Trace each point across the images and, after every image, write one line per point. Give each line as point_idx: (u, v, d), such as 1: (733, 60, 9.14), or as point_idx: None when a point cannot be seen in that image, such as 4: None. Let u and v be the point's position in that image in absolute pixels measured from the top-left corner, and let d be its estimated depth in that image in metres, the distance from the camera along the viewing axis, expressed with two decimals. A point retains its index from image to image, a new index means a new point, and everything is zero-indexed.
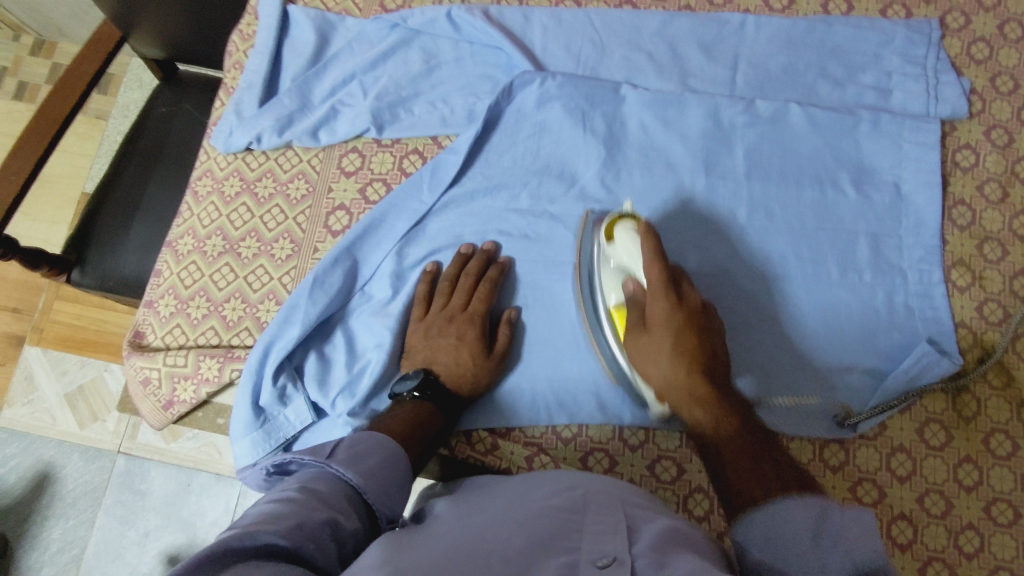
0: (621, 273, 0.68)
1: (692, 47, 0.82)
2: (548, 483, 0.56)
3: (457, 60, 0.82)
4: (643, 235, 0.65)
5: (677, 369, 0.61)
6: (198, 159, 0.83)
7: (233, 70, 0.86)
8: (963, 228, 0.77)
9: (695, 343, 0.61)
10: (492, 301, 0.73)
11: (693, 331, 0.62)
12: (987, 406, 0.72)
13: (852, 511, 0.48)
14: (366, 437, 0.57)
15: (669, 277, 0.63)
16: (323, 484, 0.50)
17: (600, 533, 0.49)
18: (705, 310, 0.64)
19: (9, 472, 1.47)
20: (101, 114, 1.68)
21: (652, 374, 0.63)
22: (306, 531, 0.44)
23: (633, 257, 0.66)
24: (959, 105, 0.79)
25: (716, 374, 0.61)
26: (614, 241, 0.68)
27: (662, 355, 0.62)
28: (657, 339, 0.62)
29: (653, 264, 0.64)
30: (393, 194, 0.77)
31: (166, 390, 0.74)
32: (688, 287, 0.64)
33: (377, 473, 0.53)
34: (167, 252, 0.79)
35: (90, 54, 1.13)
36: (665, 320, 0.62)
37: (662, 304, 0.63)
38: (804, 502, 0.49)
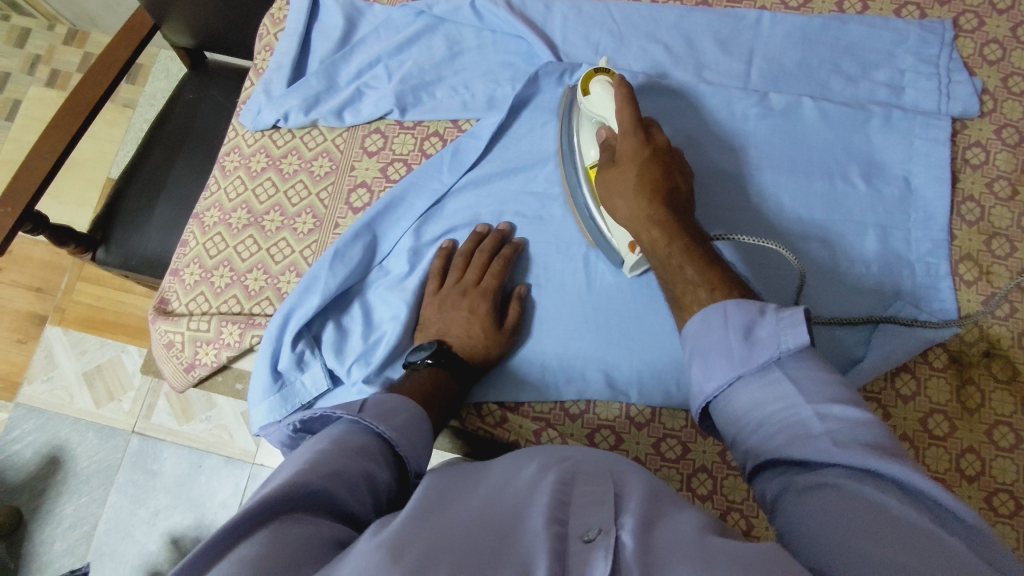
0: (596, 125, 0.72)
1: (708, 41, 0.84)
2: (541, 462, 0.53)
3: (479, 48, 0.85)
4: (618, 84, 0.67)
5: (635, 194, 0.64)
6: (227, 136, 0.86)
7: (263, 52, 0.89)
8: (971, 223, 0.78)
9: (656, 169, 0.64)
10: (506, 277, 0.75)
11: (658, 162, 0.65)
12: (992, 399, 0.73)
13: (786, 316, 0.49)
14: (392, 396, 0.59)
15: (640, 119, 0.66)
16: (357, 438, 0.52)
17: (588, 505, 0.45)
18: (671, 150, 0.67)
19: (26, 446, 1.50)
20: (129, 103, 1.72)
21: (613, 204, 0.67)
22: (344, 479, 0.47)
23: (604, 108, 0.69)
24: (969, 104, 0.80)
25: (674, 199, 0.64)
26: (590, 94, 0.71)
27: (627, 186, 0.64)
28: (624, 171, 0.65)
29: (625, 107, 0.66)
30: (414, 173, 0.79)
31: (189, 353, 0.77)
32: (657, 129, 0.67)
33: (406, 429, 0.55)
34: (194, 224, 0.82)
35: (124, 40, 1.18)
36: (633, 154, 0.65)
37: (633, 141, 0.66)
38: (738, 306, 0.52)
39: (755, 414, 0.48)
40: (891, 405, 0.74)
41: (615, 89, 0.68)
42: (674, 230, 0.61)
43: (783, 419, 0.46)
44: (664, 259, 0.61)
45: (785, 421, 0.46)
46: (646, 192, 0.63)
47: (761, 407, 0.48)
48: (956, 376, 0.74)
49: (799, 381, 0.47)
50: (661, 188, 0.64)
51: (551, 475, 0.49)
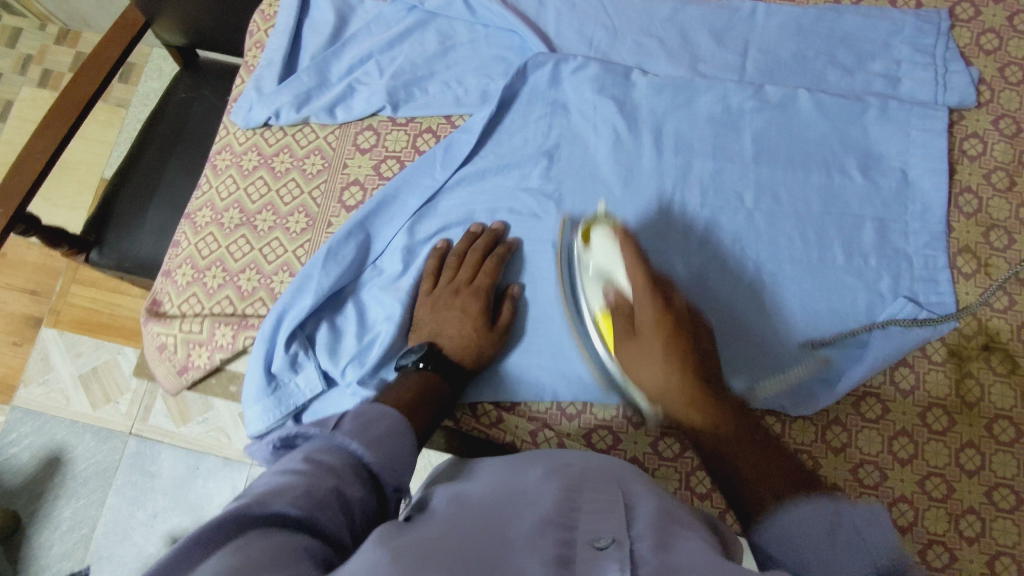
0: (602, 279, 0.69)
1: (703, 33, 0.83)
2: (547, 464, 0.58)
3: (471, 42, 0.84)
4: (621, 237, 0.67)
5: (669, 373, 0.62)
6: (218, 135, 0.85)
7: (253, 49, 0.88)
8: (969, 215, 0.78)
9: (682, 345, 0.63)
10: (498, 276, 0.74)
11: (682, 333, 0.64)
12: (991, 393, 0.73)
13: (860, 517, 0.50)
14: (373, 409, 0.59)
15: (653, 280, 0.66)
16: (331, 456, 0.52)
17: (597, 511, 0.49)
18: (690, 311, 0.66)
19: (22, 450, 1.49)
20: (122, 103, 1.71)
21: (643, 384, 0.65)
22: (313, 497, 0.46)
23: (611, 262, 0.68)
24: (967, 93, 0.79)
25: (705, 374, 0.63)
26: (592, 247, 0.70)
27: (656, 363, 0.63)
28: (649, 347, 0.64)
29: (636, 267, 0.66)
30: (407, 171, 0.78)
31: (182, 355, 0.76)
32: (674, 289, 0.67)
33: (383, 442, 0.55)
34: (186, 224, 0.81)
35: (114, 39, 1.16)
36: (654, 325, 0.64)
37: (652, 311, 0.64)
38: (817, 509, 0.51)
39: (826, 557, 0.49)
40: (890, 400, 0.73)
41: (621, 244, 0.67)
42: (713, 410, 0.61)
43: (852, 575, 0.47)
44: (715, 448, 0.59)
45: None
46: (677, 371, 0.62)
47: None
48: (956, 369, 0.74)
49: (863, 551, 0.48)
50: (691, 361, 0.63)
51: (559, 482, 0.53)
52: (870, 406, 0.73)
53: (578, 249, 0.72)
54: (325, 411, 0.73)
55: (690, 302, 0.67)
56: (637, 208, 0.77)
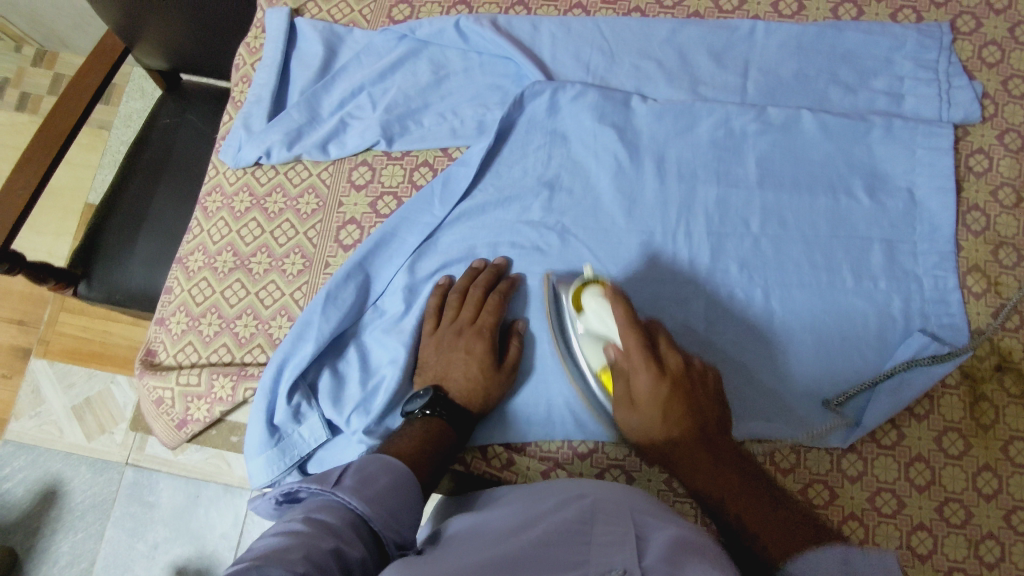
0: (601, 340, 0.67)
1: (702, 54, 0.81)
2: (558, 495, 0.56)
3: (465, 71, 0.81)
4: (613, 301, 0.64)
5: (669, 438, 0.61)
6: (208, 174, 0.82)
7: (240, 84, 0.85)
8: (978, 233, 0.77)
9: (681, 408, 0.60)
10: (502, 313, 0.72)
11: (680, 397, 0.60)
12: (1006, 414, 0.72)
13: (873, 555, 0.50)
14: (372, 460, 0.58)
15: (647, 344, 0.62)
16: (329, 514, 0.50)
17: (608, 544, 0.48)
18: (687, 368, 0.63)
19: (17, 485, 1.46)
20: (104, 125, 1.67)
21: (642, 440, 0.63)
22: (311, 560, 0.44)
23: (605, 325, 0.65)
24: (971, 109, 0.78)
25: (704, 432, 0.60)
26: (585, 311, 0.67)
27: (655, 425, 0.61)
28: (645, 409, 0.61)
29: (629, 331, 0.62)
30: (405, 207, 0.76)
31: (180, 409, 0.74)
32: (668, 348, 0.63)
33: (383, 498, 0.54)
34: (177, 269, 0.79)
35: (94, 67, 1.13)
36: (649, 392, 0.61)
37: (645, 377, 0.61)
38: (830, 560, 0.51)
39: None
40: (905, 426, 0.72)
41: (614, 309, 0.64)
42: (713, 474, 0.58)
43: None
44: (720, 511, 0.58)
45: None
46: (677, 433, 0.60)
47: None
48: (969, 392, 0.73)
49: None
50: (690, 425, 0.60)
51: (570, 513, 0.52)
52: (886, 432, 0.72)
53: (572, 318, 0.69)
54: (331, 461, 0.71)
55: (684, 358, 0.63)
56: (642, 238, 0.75)
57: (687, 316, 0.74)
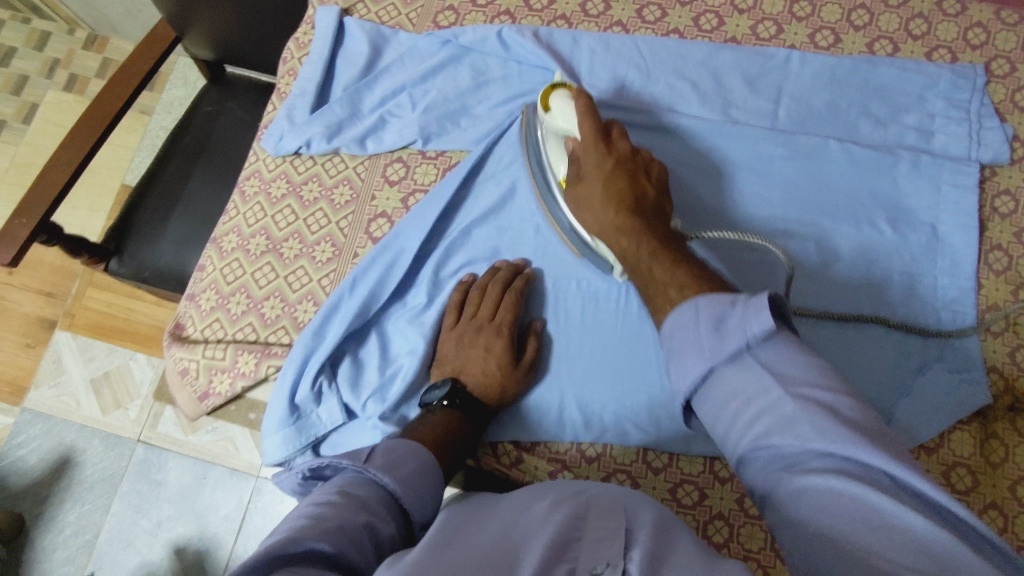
0: (562, 139, 0.73)
1: (737, 79, 0.83)
2: (556, 493, 0.53)
3: (504, 78, 0.84)
4: (579, 97, 0.69)
5: (607, 206, 0.66)
6: (248, 160, 0.85)
7: (287, 76, 0.89)
8: (999, 273, 0.77)
9: (621, 179, 0.66)
10: (519, 311, 0.73)
11: (622, 173, 0.66)
12: (1016, 453, 0.72)
13: (749, 303, 0.48)
14: (399, 444, 0.59)
15: (599, 131, 0.68)
16: (362, 490, 0.52)
17: (600, 539, 0.46)
18: (635, 157, 0.68)
19: (31, 452, 1.49)
20: (146, 110, 1.73)
21: (583, 213, 0.69)
22: (347, 533, 0.46)
23: (569, 121, 0.70)
24: (1001, 151, 0.79)
25: (638, 202, 0.65)
26: (550, 109, 0.72)
27: (595, 195, 0.67)
28: (589, 182, 0.68)
29: (586, 120, 0.69)
30: (433, 193, 0.79)
31: (203, 381, 0.76)
32: (621, 137, 0.69)
33: (411, 480, 0.55)
34: (212, 248, 0.81)
35: (145, 53, 1.17)
36: (596, 167, 0.68)
37: (594, 154, 0.68)
38: (710, 301, 0.51)
39: (735, 402, 0.47)
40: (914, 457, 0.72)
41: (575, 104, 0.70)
42: (635, 232, 0.63)
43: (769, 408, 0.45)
44: (634, 264, 0.63)
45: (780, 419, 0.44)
46: (613, 202, 0.65)
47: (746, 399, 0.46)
48: (980, 429, 0.73)
49: (773, 366, 0.46)
50: (628, 196, 0.65)
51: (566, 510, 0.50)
52: None
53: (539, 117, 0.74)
54: (346, 444, 0.73)
55: (633, 146, 0.69)
56: None
57: None
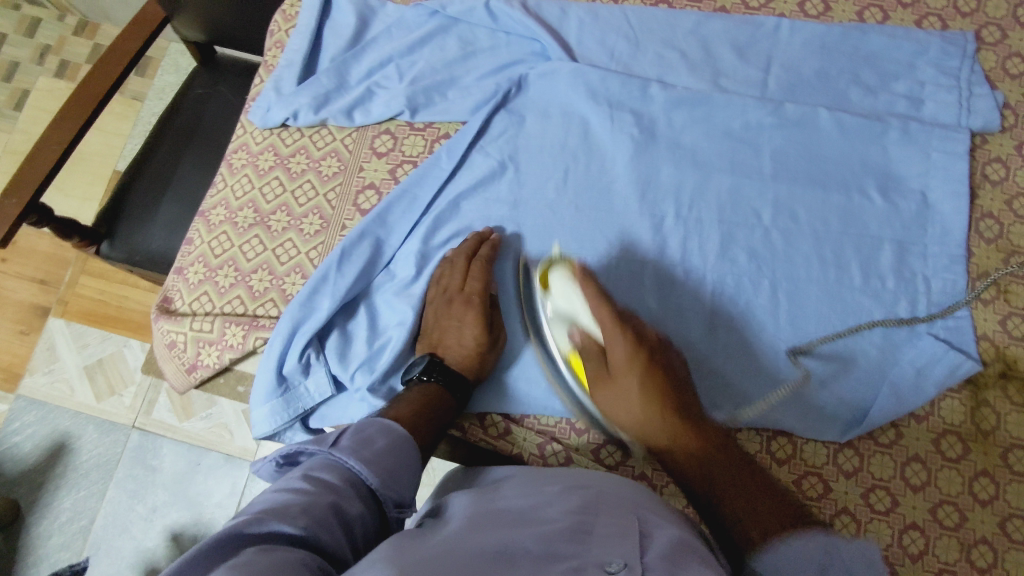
0: (565, 322, 0.69)
1: (726, 48, 0.83)
2: (565, 485, 0.57)
3: (492, 49, 0.84)
4: (581, 278, 0.68)
5: (649, 411, 0.63)
6: (236, 133, 0.85)
7: (274, 49, 0.88)
8: (990, 241, 0.77)
9: (656, 376, 0.64)
10: (488, 279, 0.73)
11: (655, 368, 0.64)
12: (1007, 421, 0.71)
13: (854, 547, 0.50)
14: (373, 423, 0.58)
15: (618, 317, 0.66)
16: (329, 473, 0.52)
17: (610, 536, 0.49)
18: (661, 346, 0.67)
19: (26, 439, 1.49)
20: (138, 96, 1.72)
21: (622, 419, 0.65)
22: (312, 514, 0.46)
23: (572, 303, 0.68)
24: (991, 118, 0.79)
25: (680, 405, 0.63)
26: (551, 290, 0.70)
27: (634, 399, 0.63)
28: (621, 381, 0.65)
29: (601, 305, 0.66)
30: (422, 164, 0.79)
31: (191, 353, 0.76)
32: (641, 324, 0.68)
33: (382, 457, 0.55)
34: (199, 222, 0.81)
35: (133, 33, 1.16)
36: (626, 363, 0.65)
37: (619, 346, 0.65)
38: (806, 539, 0.51)
39: None
40: (904, 425, 0.72)
41: (581, 287, 0.67)
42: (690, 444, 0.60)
43: None
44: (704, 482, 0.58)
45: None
46: (658, 408, 0.63)
47: None
48: (971, 397, 0.73)
49: None
50: (668, 395, 0.63)
51: (574, 503, 0.53)
52: (884, 431, 0.72)
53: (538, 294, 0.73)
54: (335, 416, 0.72)
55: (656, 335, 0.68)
56: (653, 222, 0.77)
57: (695, 304, 0.75)
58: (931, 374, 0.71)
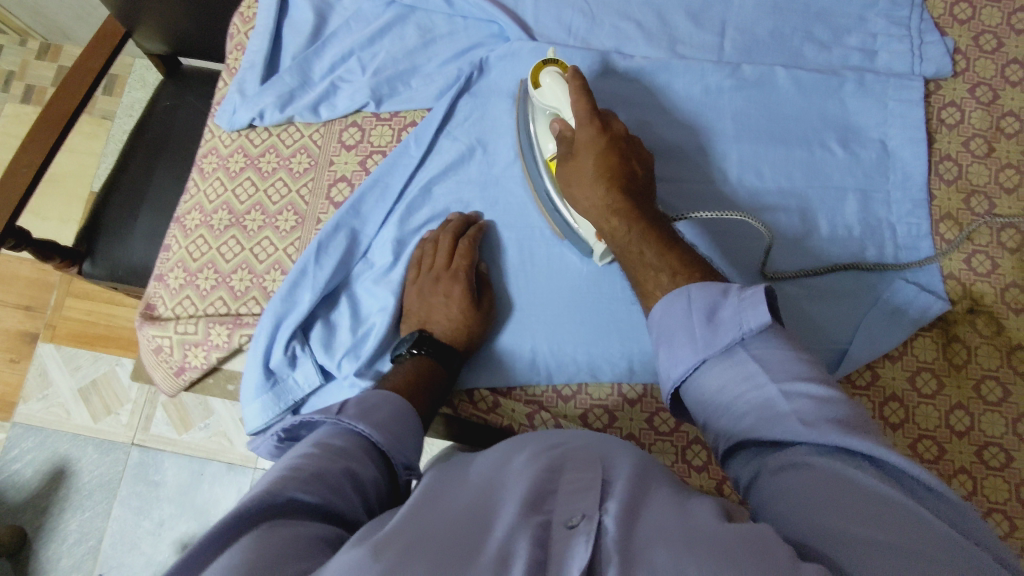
0: (552, 116, 0.73)
1: (681, 15, 0.84)
2: (531, 446, 0.51)
3: (451, 34, 0.85)
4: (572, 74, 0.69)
5: (594, 185, 0.66)
6: (204, 138, 0.85)
7: (235, 52, 0.89)
8: (950, 182, 0.79)
9: (613, 157, 0.66)
10: (475, 256, 0.74)
11: (614, 152, 0.67)
12: (977, 354, 0.74)
13: (747, 296, 0.50)
14: (377, 395, 0.59)
15: (594, 108, 0.68)
16: (341, 440, 0.52)
17: (575, 491, 0.43)
18: (629, 138, 0.69)
19: (26, 466, 1.49)
20: (107, 114, 1.71)
21: (575, 189, 0.69)
22: (327, 481, 0.46)
23: (557, 98, 0.70)
24: (943, 64, 0.81)
25: (628, 184, 0.66)
26: (541, 86, 0.72)
27: (586, 174, 0.67)
28: (581, 159, 0.68)
29: (581, 98, 0.68)
30: (391, 153, 0.80)
31: (178, 357, 0.77)
32: (615, 118, 0.69)
33: (387, 424, 0.56)
34: (176, 228, 0.82)
35: (96, 50, 1.16)
36: (588, 143, 0.68)
37: (588, 129, 0.68)
38: (701, 290, 0.53)
39: (729, 391, 0.49)
40: (880, 366, 0.74)
41: (569, 81, 0.70)
42: (626, 212, 0.64)
43: (754, 397, 0.47)
44: (624, 245, 0.64)
45: (763, 419, 0.46)
46: (604, 178, 0.66)
47: (736, 387, 0.48)
48: (942, 334, 0.75)
49: (763, 362, 0.48)
50: (618, 172, 0.66)
51: (540, 463, 0.47)
52: (861, 373, 0.74)
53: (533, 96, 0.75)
54: (325, 405, 0.74)
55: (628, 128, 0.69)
56: None
57: None
58: (902, 317, 0.74)
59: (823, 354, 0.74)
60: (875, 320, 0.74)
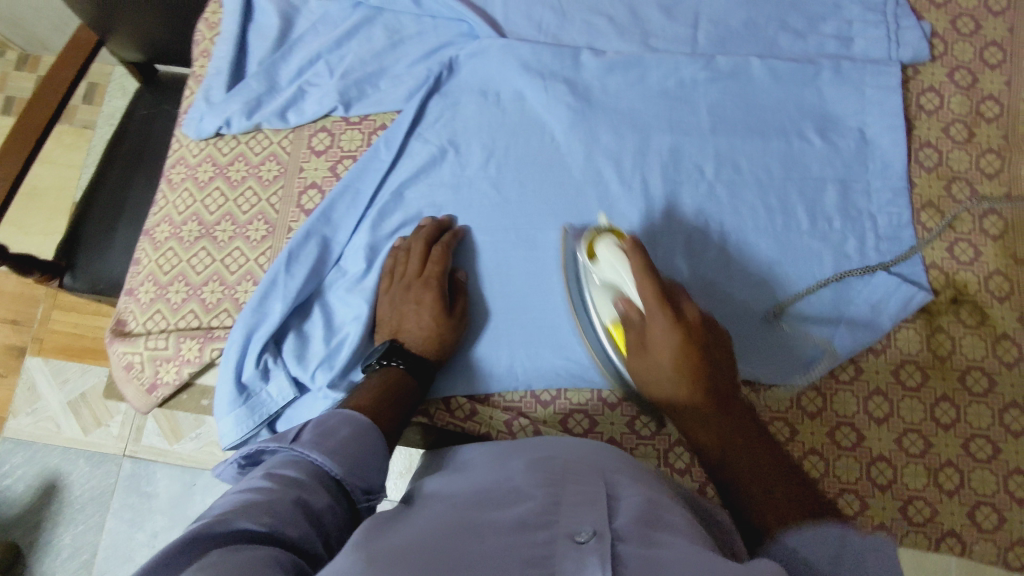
0: (612, 289, 0.68)
1: (653, 8, 0.83)
2: (527, 456, 0.52)
3: (420, 35, 0.83)
4: (630, 249, 0.65)
5: (676, 381, 0.62)
6: (172, 148, 0.84)
7: (202, 59, 0.87)
8: (930, 169, 0.78)
9: (695, 357, 0.62)
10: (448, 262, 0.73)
11: (692, 347, 0.62)
12: (962, 345, 0.72)
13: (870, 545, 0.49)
14: (338, 414, 0.56)
15: (662, 291, 0.63)
16: (294, 469, 0.49)
17: (579, 504, 0.44)
18: (702, 323, 0.64)
19: (17, 482, 1.48)
20: (88, 125, 1.69)
21: (655, 387, 0.65)
22: (276, 511, 0.44)
23: (617, 274, 0.66)
24: (920, 48, 0.80)
25: (716, 395, 0.62)
26: (598, 259, 0.68)
27: (667, 370, 0.63)
28: (656, 356, 0.63)
29: (644, 278, 0.63)
30: (362, 158, 0.78)
31: (150, 372, 0.76)
32: (687, 302, 0.65)
33: (346, 447, 0.52)
34: (145, 241, 0.80)
35: (68, 61, 1.14)
36: (664, 336, 0.63)
37: (661, 318, 0.63)
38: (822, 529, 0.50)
39: None
40: (863, 360, 0.73)
41: (626, 255, 0.65)
42: (721, 428, 0.59)
43: None
44: (722, 464, 0.58)
45: None
46: (688, 375, 0.62)
47: None
48: (926, 325, 0.73)
49: None
50: (699, 365, 0.62)
51: (540, 475, 0.48)
52: (843, 368, 0.73)
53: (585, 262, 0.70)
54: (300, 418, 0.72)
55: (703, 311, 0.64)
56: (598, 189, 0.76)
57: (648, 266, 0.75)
58: (886, 309, 0.72)
59: (806, 351, 0.73)
60: (858, 313, 0.72)
